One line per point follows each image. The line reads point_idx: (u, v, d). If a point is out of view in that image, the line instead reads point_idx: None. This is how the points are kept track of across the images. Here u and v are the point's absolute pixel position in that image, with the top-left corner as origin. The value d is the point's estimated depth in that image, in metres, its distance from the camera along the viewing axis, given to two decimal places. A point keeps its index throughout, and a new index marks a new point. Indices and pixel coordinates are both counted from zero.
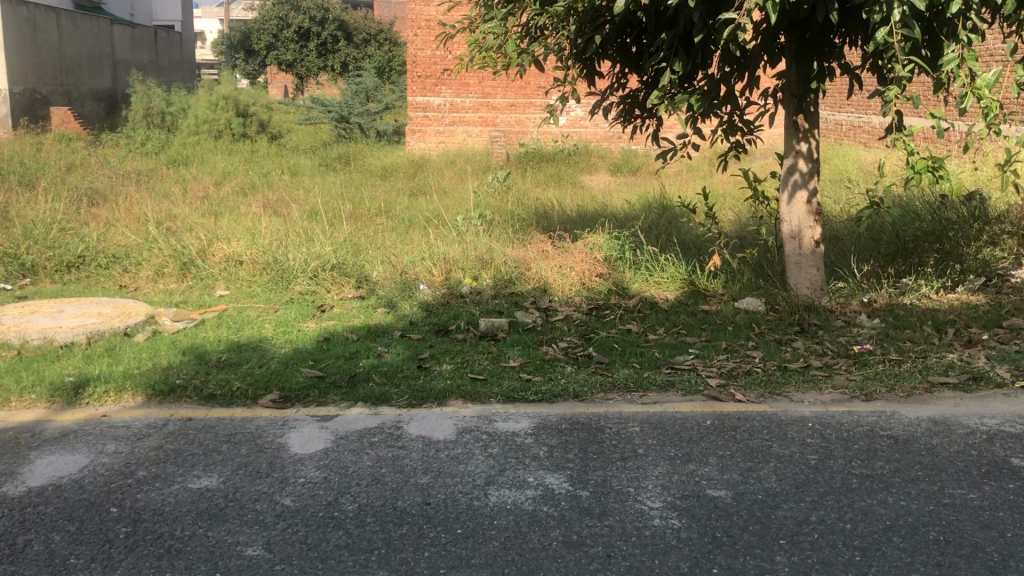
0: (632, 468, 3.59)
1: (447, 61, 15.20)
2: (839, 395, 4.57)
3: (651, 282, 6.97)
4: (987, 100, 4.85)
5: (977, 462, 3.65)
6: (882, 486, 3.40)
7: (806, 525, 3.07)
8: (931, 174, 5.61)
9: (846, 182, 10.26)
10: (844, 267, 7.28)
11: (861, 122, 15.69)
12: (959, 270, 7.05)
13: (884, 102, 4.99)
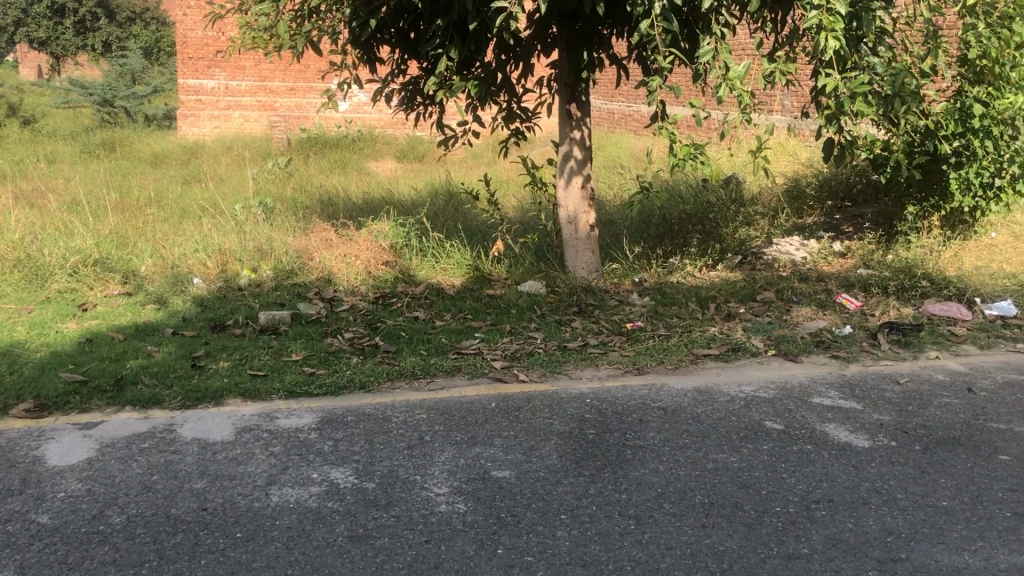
0: (418, 455, 3.59)
1: (220, 43, 14.49)
2: (614, 370, 4.80)
3: (436, 268, 6.99)
4: (739, 91, 5.23)
5: (737, 427, 3.94)
6: (653, 455, 3.60)
7: (584, 499, 3.19)
8: (692, 160, 5.98)
9: (619, 168, 10.77)
10: (618, 249, 7.65)
11: (631, 110, 16.51)
12: (718, 249, 7.61)
13: (649, 91, 5.26)
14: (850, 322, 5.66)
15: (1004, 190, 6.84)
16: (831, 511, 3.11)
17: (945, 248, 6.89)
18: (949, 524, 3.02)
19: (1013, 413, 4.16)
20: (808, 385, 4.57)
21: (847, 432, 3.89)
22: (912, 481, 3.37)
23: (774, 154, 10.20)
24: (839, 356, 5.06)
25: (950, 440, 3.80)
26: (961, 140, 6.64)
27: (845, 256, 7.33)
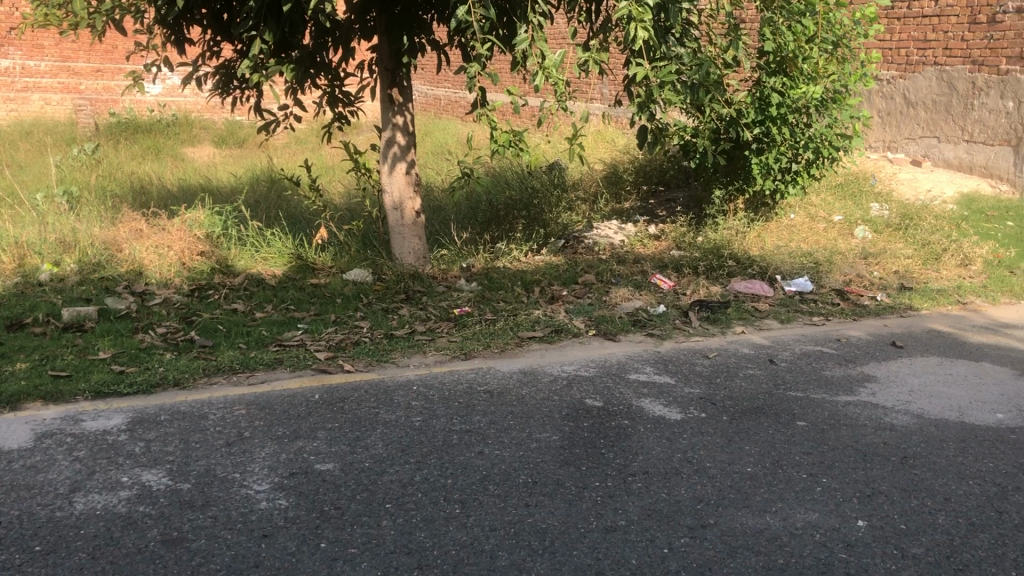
0: (238, 453, 3.46)
1: (14, 19, 13.40)
2: (441, 356, 4.81)
3: (257, 258, 6.75)
4: (555, 78, 5.33)
5: (559, 406, 4.04)
6: (478, 439, 3.63)
7: (410, 486, 3.18)
8: (513, 147, 6.06)
9: (446, 154, 10.79)
10: (444, 235, 7.67)
11: (457, 96, 16.57)
12: (542, 234, 7.77)
13: (468, 77, 5.28)
14: (664, 301, 5.92)
15: (799, 174, 7.34)
16: (646, 483, 3.24)
17: (749, 230, 7.32)
18: (753, 489, 3.22)
19: (809, 380, 4.50)
20: (626, 362, 4.75)
21: (662, 406, 4.08)
22: (720, 450, 3.57)
23: (593, 141, 10.51)
24: (654, 333, 5.29)
25: (754, 409, 4.06)
26: (761, 127, 7.07)
27: (659, 238, 7.66)
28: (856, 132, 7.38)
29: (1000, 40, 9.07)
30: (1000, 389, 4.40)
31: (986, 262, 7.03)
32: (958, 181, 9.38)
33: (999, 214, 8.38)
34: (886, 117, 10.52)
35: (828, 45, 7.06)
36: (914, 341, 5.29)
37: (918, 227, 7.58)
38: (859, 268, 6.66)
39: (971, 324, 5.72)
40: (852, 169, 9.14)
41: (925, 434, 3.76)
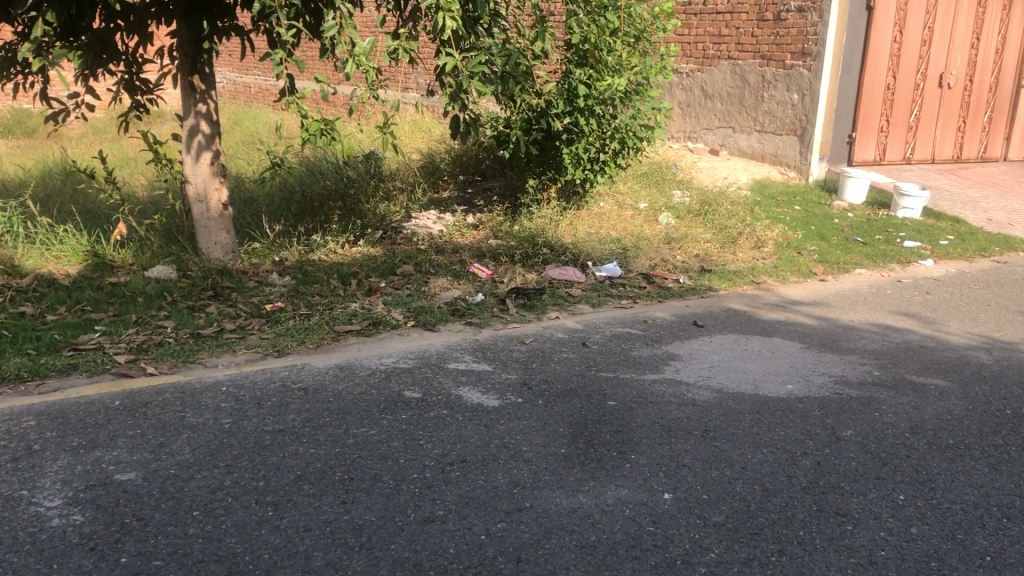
0: (26, 468, 3.20)
1: None
2: (253, 355, 4.65)
3: (47, 256, 6.26)
4: (365, 66, 5.25)
5: (377, 399, 4.00)
6: (292, 438, 3.53)
7: (219, 492, 3.06)
8: (324, 136, 5.92)
9: (257, 144, 10.41)
10: (255, 228, 7.41)
11: (267, 84, 16.02)
12: (358, 224, 7.66)
13: (274, 65, 5.13)
14: (482, 289, 5.98)
15: (608, 163, 7.61)
16: (463, 471, 3.26)
17: (562, 218, 7.51)
18: (567, 469, 3.30)
19: (619, 362, 4.67)
20: (444, 352, 4.76)
21: (480, 393, 4.12)
22: (535, 434, 3.64)
23: (408, 130, 10.46)
24: (472, 322, 5.33)
25: (568, 391, 4.17)
26: (570, 118, 7.25)
27: (477, 228, 7.72)
28: (658, 123, 7.70)
29: (785, 37, 9.75)
30: (790, 362, 4.74)
31: (777, 244, 7.55)
32: (752, 169, 10.01)
33: (787, 199, 9.02)
34: (686, 108, 11.09)
35: (630, 38, 7.31)
36: (714, 320, 5.60)
37: (717, 213, 8.03)
38: (664, 253, 6.98)
39: (764, 302, 6.13)
40: (656, 159, 9.56)
41: (724, 408, 3.98)
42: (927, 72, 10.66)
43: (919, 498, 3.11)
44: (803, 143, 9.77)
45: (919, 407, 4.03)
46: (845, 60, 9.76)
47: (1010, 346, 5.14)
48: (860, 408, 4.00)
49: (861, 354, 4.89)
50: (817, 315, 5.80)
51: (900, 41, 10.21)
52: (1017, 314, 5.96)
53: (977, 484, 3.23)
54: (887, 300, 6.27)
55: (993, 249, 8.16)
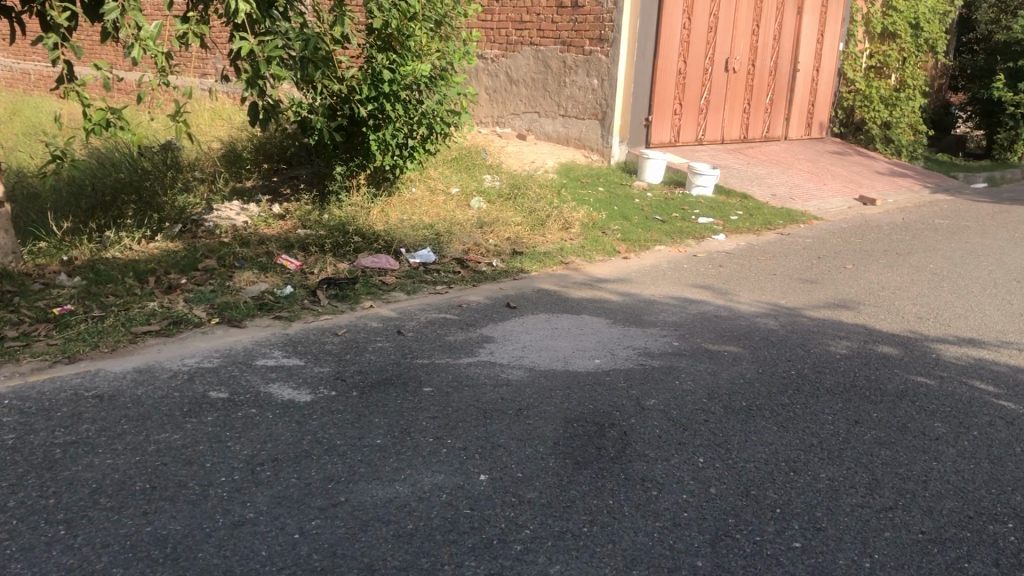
0: None
1: None
2: (40, 363, 4.30)
3: None
4: (153, 51, 4.96)
5: (179, 403, 3.80)
6: (86, 450, 3.30)
7: (3, 514, 2.81)
8: (111, 125, 5.53)
9: (38, 136, 9.63)
10: (39, 227, 6.85)
11: (48, 71, 14.83)
12: (156, 219, 7.25)
13: (49, 50, 4.74)
14: (291, 282, 5.80)
15: (416, 149, 7.58)
16: (275, 470, 3.16)
17: (372, 206, 7.41)
18: (382, 459, 3.27)
19: (432, 348, 4.67)
20: (252, 349, 4.59)
21: (291, 389, 4.00)
22: (349, 426, 3.58)
23: (207, 118, 10.00)
24: (282, 316, 5.16)
25: (382, 381, 4.13)
26: (375, 103, 7.17)
27: (284, 218, 7.49)
28: (463, 108, 7.73)
29: (583, 23, 10.07)
30: (597, 337, 4.90)
31: (583, 225, 7.79)
32: (557, 152, 10.27)
33: (591, 181, 9.32)
34: (492, 94, 11.20)
35: (430, 23, 7.28)
36: (525, 301, 5.71)
37: (525, 196, 8.19)
38: (476, 237, 7.05)
39: (572, 281, 6.31)
40: (465, 144, 9.61)
41: (536, 386, 4.07)
42: (713, 58, 11.32)
43: (717, 459, 3.30)
44: (605, 125, 10.11)
45: (715, 374, 4.27)
46: (640, 46, 10.18)
47: (794, 311, 5.55)
48: (662, 378, 4.20)
49: (662, 326, 5.13)
50: (621, 291, 6.04)
51: (689, 27, 10.77)
52: (799, 282, 6.45)
53: (768, 442, 3.47)
54: (684, 274, 6.61)
55: (778, 223, 8.79)
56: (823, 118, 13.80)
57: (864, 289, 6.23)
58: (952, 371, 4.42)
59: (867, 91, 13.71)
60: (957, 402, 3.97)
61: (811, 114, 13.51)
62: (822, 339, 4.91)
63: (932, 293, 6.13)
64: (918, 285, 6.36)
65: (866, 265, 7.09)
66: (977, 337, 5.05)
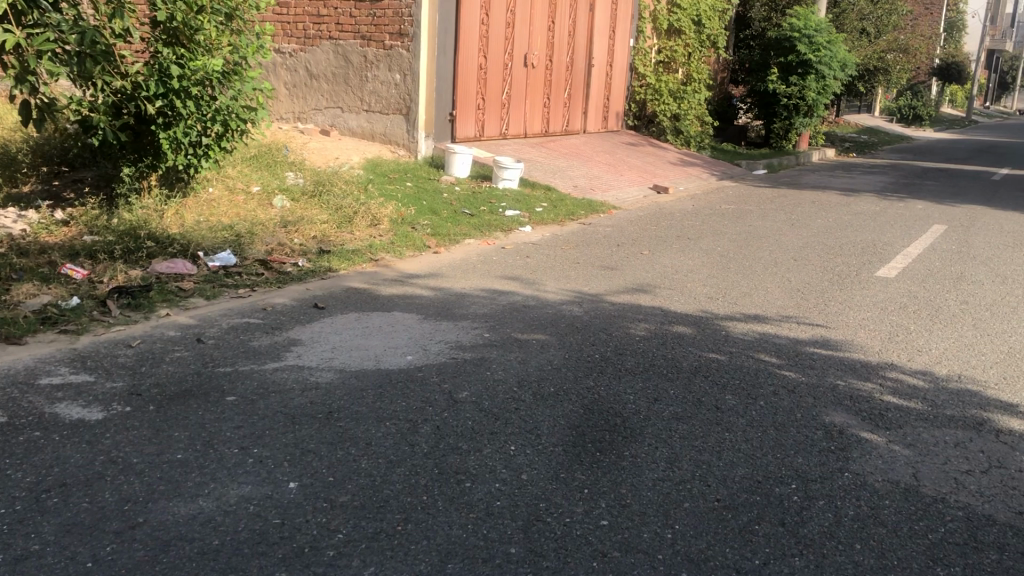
0: None
1: None
2: None
3: None
4: None
5: None
6: None
7: None
8: None
9: None
10: None
11: None
12: None
13: None
14: (77, 292, 5.41)
15: (211, 148, 7.27)
16: (63, 496, 2.94)
17: (166, 208, 7.04)
18: (184, 475, 3.11)
19: (236, 354, 4.49)
20: (35, 367, 4.24)
21: (80, 408, 3.73)
22: (146, 442, 3.38)
23: None
24: (68, 330, 4.80)
25: (182, 393, 3.92)
26: (163, 100, 6.80)
27: (67, 223, 6.96)
28: (261, 103, 7.45)
29: (382, 18, 10.00)
30: (408, 333, 4.88)
31: (391, 221, 7.73)
32: (361, 148, 10.13)
33: (398, 176, 9.27)
34: (291, 89, 10.91)
35: (220, 16, 6.92)
36: (333, 301, 5.60)
37: (330, 193, 8.02)
38: (280, 236, 6.84)
39: (382, 278, 6.25)
40: (264, 141, 9.31)
41: (346, 387, 4.00)
42: (512, 53, 11.54)
43: (527, 445, 3.37)
44: (409, 120, 10.07)
45: (524, 362, 4.36)
46: (440, 41, 10.23)
47: (597, 297, 5.75)
48: (473, 370, 4.24)
49: (473, 319, 5.17)
50: (431, 286, 6.04)
51: (487, 22, 10.93)
52: (601, 269, 6.69)
53: (575, 425, 3.58)
54: (492, 267, 6.71)
55: (579, 213, 9.08)
56: (619, 110, 14.38)
57: (661, 273, 6.55)
58: (740, 346, 4.72)
59: (657, 85, 14.36)
60: (745, 375, 4.26)
61: (607, 107, 14.05)
62: (623, 323, 5.12)
63: (721, 274, 6.52)
64: (708, 268, 6.76)
65: (662, 250, 7.46)
66: (762, 313, 5.43)
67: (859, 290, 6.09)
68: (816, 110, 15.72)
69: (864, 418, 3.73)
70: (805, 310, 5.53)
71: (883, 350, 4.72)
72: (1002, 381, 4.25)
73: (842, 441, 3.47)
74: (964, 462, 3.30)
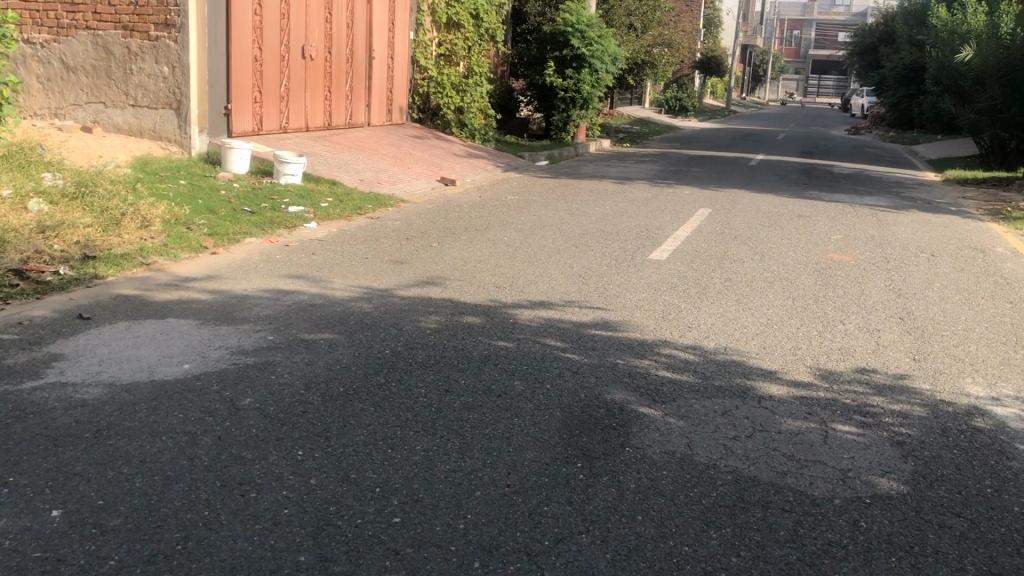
0: None
1: None
2: None
3: None
4: None
5: None
6: None
7: None
8: None
9: None
10: None
11: None
12: None
13: None
14: None
15: None
16: None
17: None
18: None
19: None
20: None
21: None
22: None
23: None
24: None
25: None
26: None
27: None
28: (6, 98, 6.79)
29: (145, 7, 9.41)
30: (185, 341, 4.62)
31: (165, 222, 7.29)
32: (129, 145, 9.48)
33: (171, 174, 8.75)
34: (44, 82, 10.03)
35: None
36: (101, 310, 5.20)
37: (95, 194, 7.42)
38: (37, 243, 6.25)
39: (157, 283, 5.89)
40: (15, 139, 8.50)
41: (117, 402, 3.73)
42: (289, 45, 11.22)
43: (316, 449, 3.28)
44: (181, 115, 9.53)
45: (311, 363, 4.24)
46: (210, 32, 9.77)
47: (386, 292, 5.70)
48: (256, 374, 4.07)
49: (256, 321, 4.97)
50: (210, 289, 5.75)
51: (260, 13, 10.55)
52: (388, 263, 6.63)
53: (365, 424, 3.52)
54: (277, 265, 6.48)
55: (366, 207, 8.97)
56: (401, 103, 14.32)
57: (449, 265, 6.57)
58: (527, 333, 4.82)
59: (439, 78, 14.49)
60: (532, 360, 4.36)
61: (390, 100, 13.95)
62: (413, 316, 5.11)
63: (507, 263, 6.64)
64: (495, 258, 6.86)
65: (449, 242, 7.50)
66: (547, 299, 5.58)
67: (636, 273, 6.39)
68: (591, 102, 16.45)
69: (641, 394, 3.92)
70: (586, 294, 5.74)
71: (657, 328, 4.97)
72: (761, 350, 4.60)
73: (622, 418, 3.62)
74: (731, 429, 3.54)
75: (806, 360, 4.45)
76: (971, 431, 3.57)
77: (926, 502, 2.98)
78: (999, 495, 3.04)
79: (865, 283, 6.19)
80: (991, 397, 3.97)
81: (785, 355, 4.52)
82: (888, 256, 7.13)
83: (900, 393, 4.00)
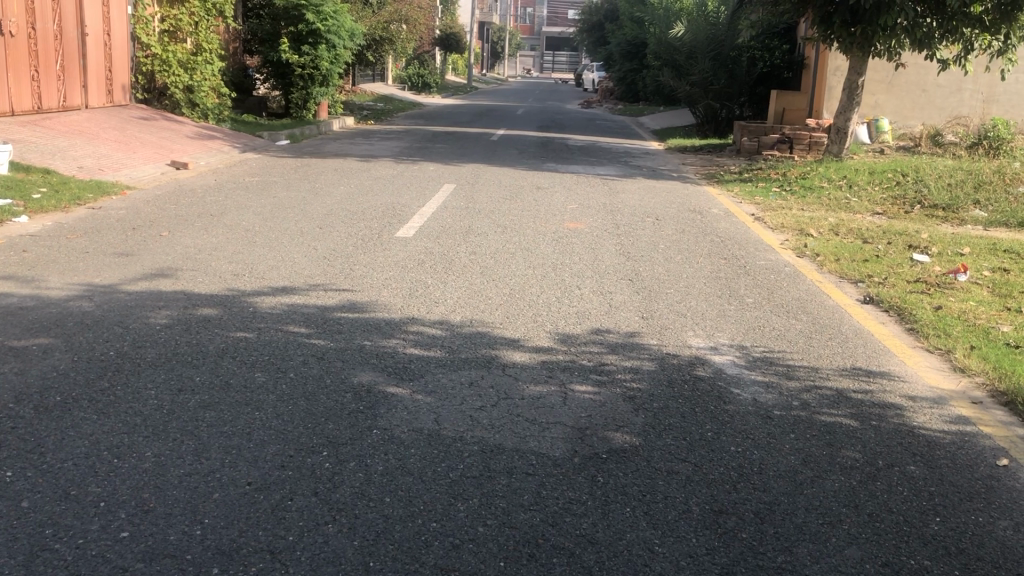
0: None
1: None
2: None
3: None
4: None
5: None
6: None
7: None
8: None
9: None
10: None
11: None
12: None
13: None
14: None
15: None
16: None
17: None
18: None
19: None
20: None
21: None
22: None
23: None
24: None
25: None
26: None
27: None
28: None
29: None
30: None
31: None
32: None
33: None
34: None
35: None
36: None
37: None
38: None
39: None
40: None
41: None
42: None
43: (28, 467, 2.96)
44: None
45: (22, 373, 3.82)
46: None
47: (109, 288, 5.26)
48: None
49: None
50: None
51: None
52: (113, 257, 6.13)
53: (85, 434, 3.22)
54: None
55: (85, 197, 8.25)
56: (122, 82, 13.29)
57: (181, 254, 6.18)
58: (267, 321, 4.63)
59: (164, 56, 13.37)
60: (274, 349, 4.19)
61: (109, 79, 12.90)
62: (140, 313, 4.75)
63: (246, 249, 6.35)
64: (231, 244, 6.54)
65: (183, 229, 7.06)
66: (288, 285, 5.39)
67: (380, 252, 6.34)
68: (332, 79, 16.18)
69: (388, 373, 3.89)
70: (331, 277, 5.60)
71: (404, 306, 4.95)
72: (505, 320, 4.71)
73: (368, 400, 3.57)
74: (477, 400, 3.59)
75: (546, 325, 4.61)
76: (693, 380, 3.86)
77: (655, 451, 3.17)
78: (719, 438, 3.30)
79: (597, 248, 6.52)
80: (710, 347, 4.32)
81: (526, 323, 4.65)
82: (617, 222, 7.56)
83: (630, 350, 4.25)
